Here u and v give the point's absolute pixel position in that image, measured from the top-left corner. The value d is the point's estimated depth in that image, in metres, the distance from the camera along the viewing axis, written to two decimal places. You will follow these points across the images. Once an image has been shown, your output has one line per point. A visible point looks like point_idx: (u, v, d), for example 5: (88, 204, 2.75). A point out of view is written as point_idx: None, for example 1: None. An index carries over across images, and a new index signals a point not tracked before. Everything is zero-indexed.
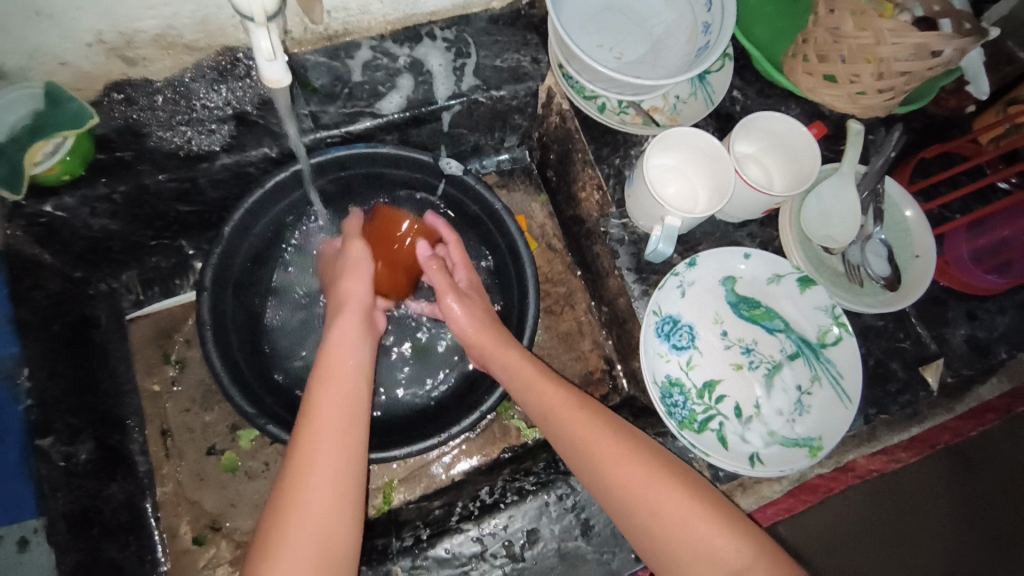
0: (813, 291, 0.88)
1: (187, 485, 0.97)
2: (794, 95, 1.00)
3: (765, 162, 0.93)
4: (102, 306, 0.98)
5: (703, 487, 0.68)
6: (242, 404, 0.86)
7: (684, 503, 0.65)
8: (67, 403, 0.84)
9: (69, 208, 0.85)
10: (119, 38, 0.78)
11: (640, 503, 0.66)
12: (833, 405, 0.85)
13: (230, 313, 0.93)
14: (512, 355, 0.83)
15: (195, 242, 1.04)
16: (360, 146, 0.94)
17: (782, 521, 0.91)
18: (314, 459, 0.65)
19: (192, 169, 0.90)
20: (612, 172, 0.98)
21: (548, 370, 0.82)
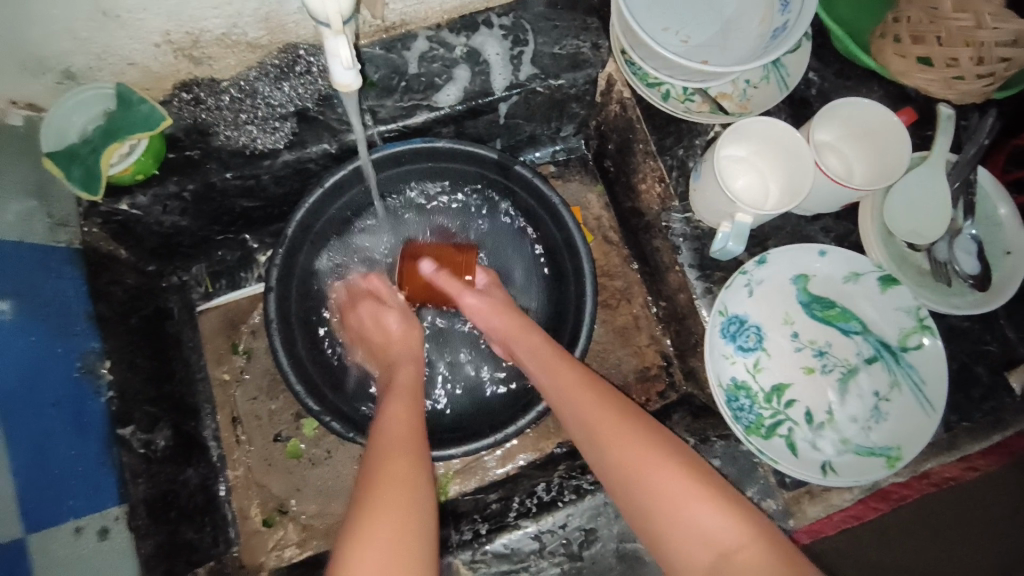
0: (896, 291, 0.83)
1: (257, 470, 1.01)
2: (877, 76, 0.92)
3: (845, 152, 0.87)
4: (174, 298, 1.02)
5: (755, 525, 0.62)
6: (308, 402, 0.89)
7: (720, 542, 0.61)
8: (145, 393, 0.88)
9: (142, 206, 0.88)
10: (186, 37, 0.80)
11: (667, 526, 0.64)
12: (913, 412, 0.80)
13: (294, 308, 0.95)
14: (535, 338, 0.84)
15: (258, 236, 1.07)
16: (418, 141, 0.94)
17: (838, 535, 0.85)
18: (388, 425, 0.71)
19: (257, 166, 0.90)
20: (676, 163, 0.94)
21: (573, 360, 0.80)
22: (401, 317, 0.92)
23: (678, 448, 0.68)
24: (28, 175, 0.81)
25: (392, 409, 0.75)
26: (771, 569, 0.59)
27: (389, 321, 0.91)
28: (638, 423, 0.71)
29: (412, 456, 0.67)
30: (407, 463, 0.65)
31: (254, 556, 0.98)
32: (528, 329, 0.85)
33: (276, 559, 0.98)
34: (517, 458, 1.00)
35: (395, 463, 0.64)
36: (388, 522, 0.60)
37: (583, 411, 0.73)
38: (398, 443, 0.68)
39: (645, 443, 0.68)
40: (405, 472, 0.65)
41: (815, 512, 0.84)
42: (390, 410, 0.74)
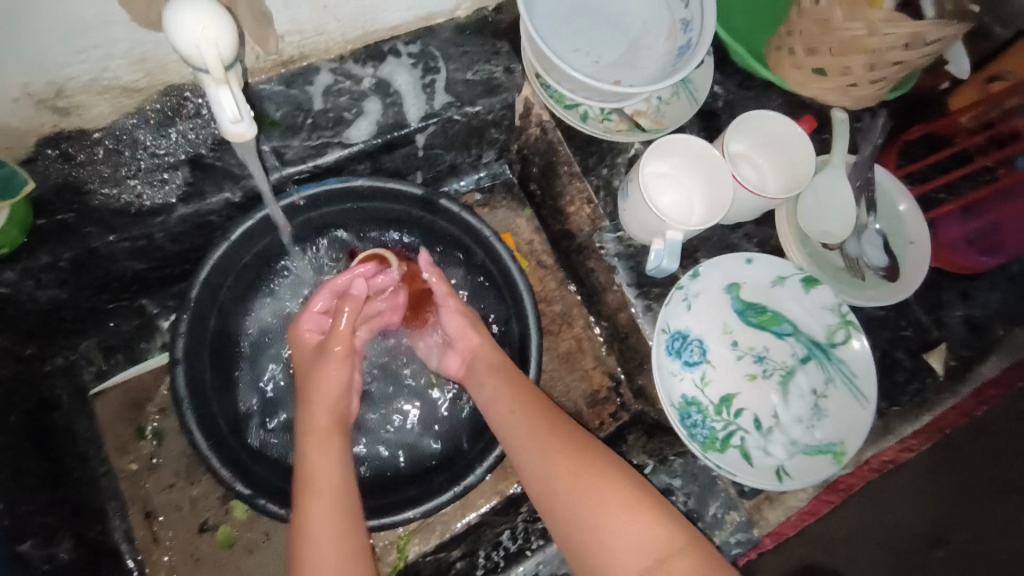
0: (818, 291, 0.86)
1: (183, 568, 0.89)
2: (775, 86, 0.97)
3: (760, 162, 0.89)
4: (61, 383, 0.88)
5: (684, 530, 0.64)
6: (236, 485, 0.79)
7: (651, 553, 0.62)
8: (36, 499, 0.74)
9: (9, 283, 0.76)
10: (48, 88, 0.69)
11: (608, 553, 0.63)
12: (849, 406, 0.83)
13: (209, 379, 0.85)
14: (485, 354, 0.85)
15: (157, 299, 0.95)
16: (333, 181, 0.88)
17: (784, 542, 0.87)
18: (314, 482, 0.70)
19: (147, 224, 0.81)
20: (602, 183, 0.94)
21: (515, 403, 0.76)
22: (343, 367, 0.80)
23: (613, 464, 0.68)
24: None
25: (314, 507, 0.68)
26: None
27: (330, 382, 0.79)
28: (577, 447, 0.70)
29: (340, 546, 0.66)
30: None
31: None
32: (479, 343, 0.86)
33: None
34: (477, 507, 0.95)
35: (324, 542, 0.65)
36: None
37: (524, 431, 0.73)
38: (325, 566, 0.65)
39: (584, 466, 0.68)
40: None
41: (776, 517, 0.85)
42: (311, 510, 0.68)
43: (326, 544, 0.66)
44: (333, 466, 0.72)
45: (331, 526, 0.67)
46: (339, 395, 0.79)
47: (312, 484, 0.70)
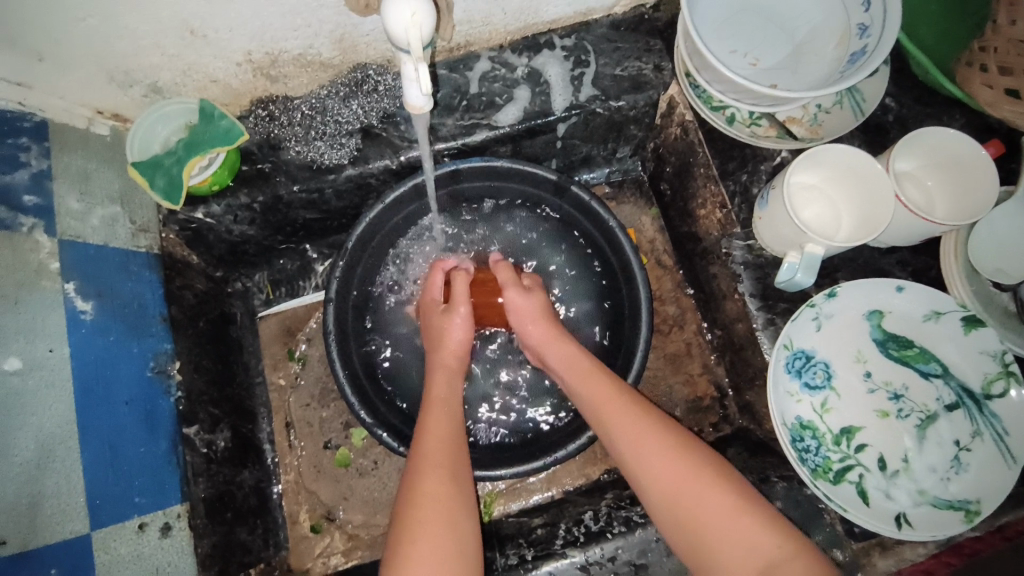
0: (980, 334, 0.76)
1: (307, 475, 1.03)
2: (961, 103, 0.87)
3: (926, 184, 0.81)
4: (237, 304, 1.06)
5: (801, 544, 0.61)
6: (361, 413, 0.90)
7: (766, 553, 0.61)
8: (209, 394, 0.91)
9: (215, 215, 0.93)
10: (265, 57, 0.85)
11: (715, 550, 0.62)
12: (995, 466, 0.74)
13: (351, 321, 0.97)
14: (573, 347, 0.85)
15: (317, 246, 1.10)
16: (477, 160, 0.96)
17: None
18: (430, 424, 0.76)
19: (321, 180, 0.93)
20: (738, 189, 0.90)
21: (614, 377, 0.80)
22: (465, 323, 0.89)
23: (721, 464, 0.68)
24: (113, 183, 0.86)
25: (427, 441, 0.74)
26: None
27: (453, 331, 0.89)
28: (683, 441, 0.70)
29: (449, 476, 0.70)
30: (443, 478, 0.69)
31: (301, 562, 0.99)
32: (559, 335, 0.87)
33: (321, 566, 0.99)
34: (563, 483, 0.99)
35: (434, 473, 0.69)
36: (425, 539, 0.64)
37: (622, 422, 0.74)
38: (434, 457, 0.71)
39: (682, 461, 0.68)
40: (441, 488, 0.68)
41: (887, 567, 0.76)
42: (424, 442, 0.74)
43: (436, 442, 0.74)
44: (449, 394, 0.81)
45: (442, 433, 0.75)
46: (460, 347, 0.88)
47: (432, 402, 0.80)
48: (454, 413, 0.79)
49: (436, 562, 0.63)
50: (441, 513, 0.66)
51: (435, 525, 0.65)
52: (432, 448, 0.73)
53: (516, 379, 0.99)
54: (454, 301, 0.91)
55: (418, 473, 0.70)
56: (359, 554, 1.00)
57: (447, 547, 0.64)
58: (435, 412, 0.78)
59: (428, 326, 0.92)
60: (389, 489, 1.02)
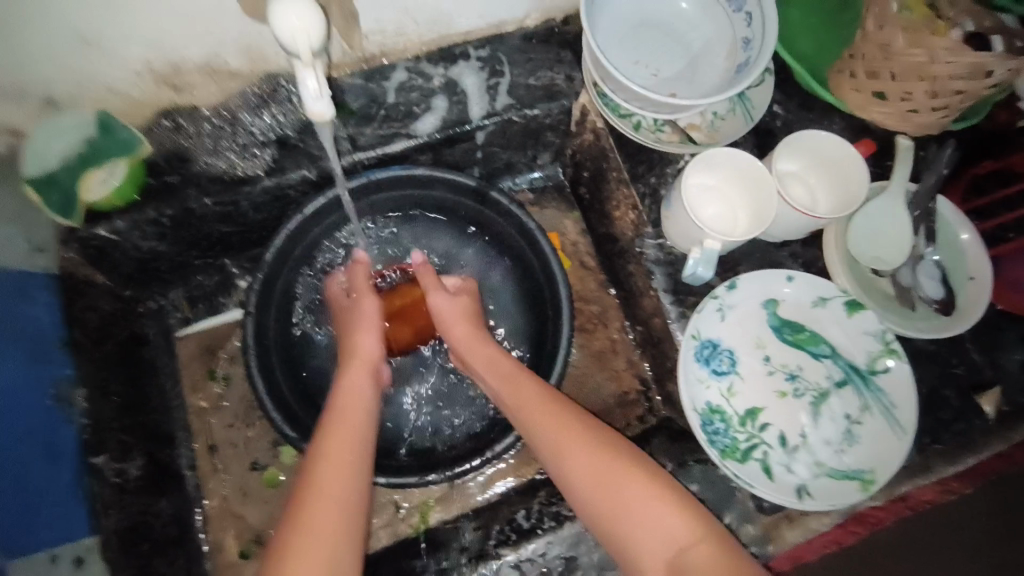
0: (862, 315, 0.85)
1: (233, 499, 0.99)
2: (839, 109, 0.97)
3: (811, 182, 0.89)
4: (150, 325, 1.01)
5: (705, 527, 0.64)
6: (286, 429, 0.88)
7: (675, 542, 0.64)
8: (120, 421, 0.85)
9: (120, 231, 0.88)
10: (168, 67, 0.83)
11: (630, 540, 0.65)
12: (882, 434, 0.81)
13: (273, 336, 0.95)
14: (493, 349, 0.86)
15: (237, 261, 1.07)
16: (397, 168, 0.97)
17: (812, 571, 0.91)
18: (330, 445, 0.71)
19: (235, 192, 0.91)
20: (648, 191, 0.95)
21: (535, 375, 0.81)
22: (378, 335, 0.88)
23: (640, 461, 0.70)
24: (6, 201, 0.81)
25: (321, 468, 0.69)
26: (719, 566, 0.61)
27: (367, 342, 0.87)
28: (602, 439, 0.72)
29: (341, 507, 0.66)
30: (337, 514, 0.65)
31: None
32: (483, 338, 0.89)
33: None
34: (498, 484, 1.00)
35: (325, 507, 0.65)
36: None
37: (538, 418, 0.75)
38: (330, 487, 0.67)
39: (598, 455, 0.70)
40: (330, 521, 0.64)
41: (794, 537, 0.82)
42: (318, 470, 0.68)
43: (334, 472, 0.68)
44: (358, 412, 0.77)
45: (344, 459, 0.70)
46: (376, 360, 0.86)
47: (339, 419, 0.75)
48: (362, 434, 0.75)
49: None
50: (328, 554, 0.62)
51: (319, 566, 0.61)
52: (327, 473, 0.68)
53: (444, 381, 1.00)
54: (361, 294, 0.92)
55: (311, 498, 0.66)
56: None
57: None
58: (338, 434, 0.73)
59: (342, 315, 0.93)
60: None
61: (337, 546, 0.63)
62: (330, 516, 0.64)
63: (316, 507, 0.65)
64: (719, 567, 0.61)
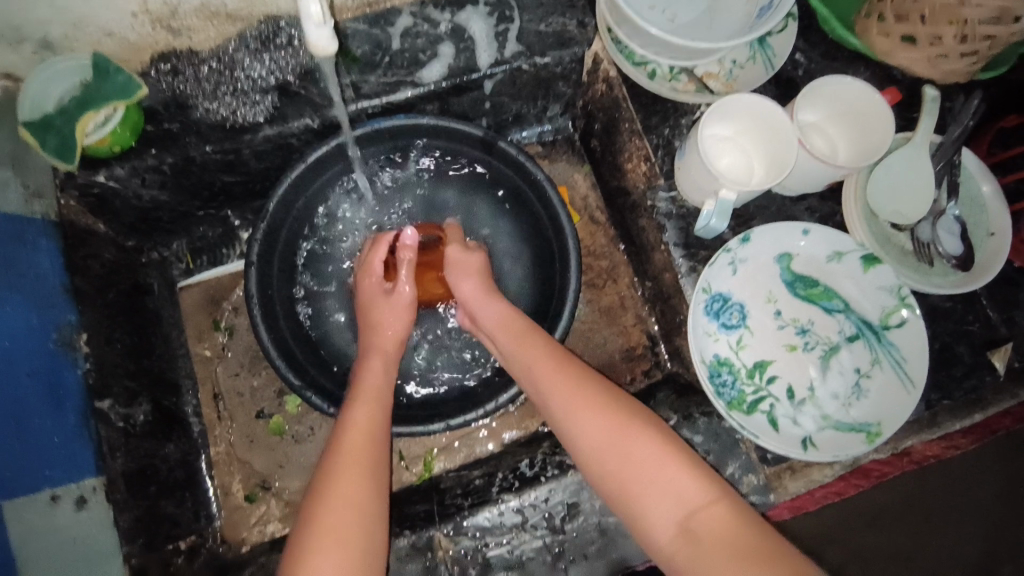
0: (877, 270, 0.83)
1: (239, 446, 1.00)
2: (864, 58, 0.92)
3: (830, 135, 0.86)
4: (153, 275, 1.01)
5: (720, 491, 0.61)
6: (288, 375, 0.88)
7: (686, 503, 0.61)
8: (125, 367, 0.86)
9: (120, 178, 0.86)
10: (163, 8, 0.80)
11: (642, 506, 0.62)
12: (892, 388, 0.80)
13: (276, 281, 0.94)
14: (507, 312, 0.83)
15: (240, 212, 1.05)
16: (401, 117, 0.94)
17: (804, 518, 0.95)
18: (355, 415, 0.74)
19: (237, 140, 0.89)
20: (661, 143, 0.92)
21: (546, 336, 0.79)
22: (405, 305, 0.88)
23: (652, 424, 0.67)
24: (4, 144, 0.79)
25: (347, 437, 0.72)
26: (734, 531, 0.58)
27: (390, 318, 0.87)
28: (616, 406, 0.68)
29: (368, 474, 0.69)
30: (360, 484, 0.68)
31: (236, 532, 0.97)
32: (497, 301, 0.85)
33: (258, 534, 0.97)
34: (502, 436, 1.01)
35: (353, 473, 0.68)
36: (330, 553, 0.62)
37: (551, 384, 0.73)
38: (354, 459, 0.69)
39: (611, 417, 0.67)
40: (358, 487, 0.67)
41: (797, 488, 0.82)
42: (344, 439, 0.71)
43: (359, 441, 0.71)
44: (380, 387, 0.79)
45: (367, 433, 0.72)
46: (399, 334, 0.87)
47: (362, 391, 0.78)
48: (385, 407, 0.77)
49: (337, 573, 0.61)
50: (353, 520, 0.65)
51: (352, 529, 0.64)
52: (353, 442, 0.71)
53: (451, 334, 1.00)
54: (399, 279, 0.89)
55: (340, 466, 0.69)
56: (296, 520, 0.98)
57: (352, 560, 0.63)
58: (361, 408, 0.75)
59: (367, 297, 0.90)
60: None
61: (365, 510, 0.66)
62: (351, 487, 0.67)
63: (344, 474, 0.68)
64: (735, 531, 0.58)
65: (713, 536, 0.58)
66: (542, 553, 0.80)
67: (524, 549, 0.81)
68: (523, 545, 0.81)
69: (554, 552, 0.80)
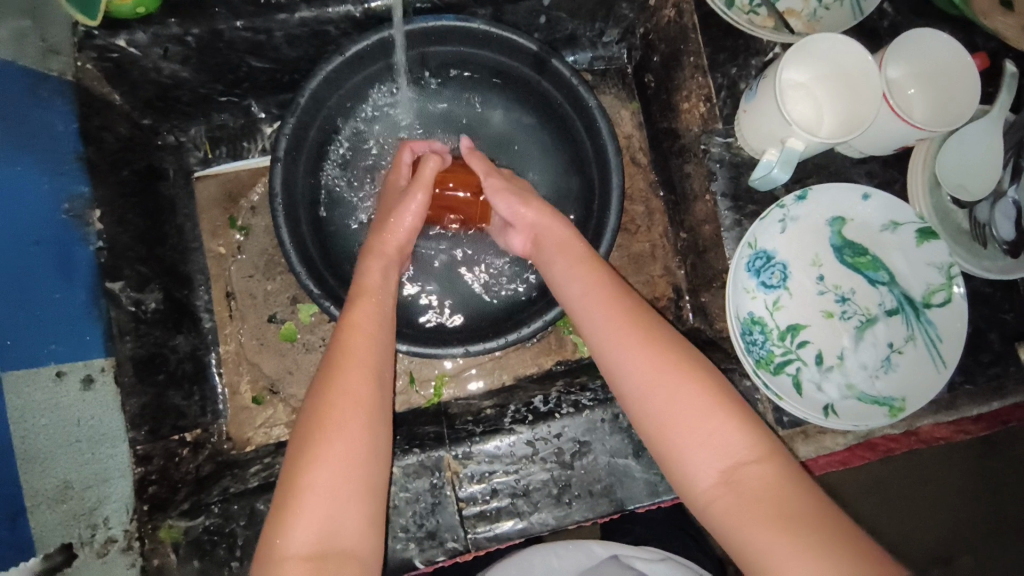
0: (931, 245, 0.80)
1: (249, 348, 0.98)
2: (955, 16, 0.86)
3: (909, 92, 0.80)
4: (169, 160, 0.95)
5: (767, 446, 0.59)
6: (308, 282, 0.84)
7: (732, 455, 0.58)
8: (136, 252, 0.83)
9: (140, 45, 0.78)
10: None
11: (677, 448, 0.60)
12: (923, 366, 0.79)
13: (300, 184, 0.89)
14: (566, 237, 0.80)
15: (263, 104, 0.98)
16: (449, 17, 0.86)
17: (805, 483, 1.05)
18: (364, 317, 0.70)
19: (269, 19, 0.81)
20: (726, 83, 0.86)
21: (603, 268, 0.76)
22: (421, 209, 0.81)
23: (701, 373, 0.63)
24: None
25: (354, 338, 0.68)
26: (773, 487, 0.56)
27: (404, 217, 0.81)
28: (662, 345, 0.66)
29: (372, 377, 0.65)
30: (365, 378, 0.65)
31: (240, 432, 0.96)
32: (558, 224, 0.81)
33: (263, 435, 0.97)
34: (516, 372, 0.99)
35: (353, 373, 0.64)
36: (337, 442, 0.60)
37: (597, 314, 0.71)
38: (357, 357, 0.66)
39: (653, 355, 0.65)
40: (362, 387, 0.64)
41: (807, 452, 0.83)
42: (349, 339, 0.68)
43: (364, 343, 0.68)
44: (387, 285, 0.75)
45: (370, 330, 0.70)
46: (400, 240, 0.80)
47: (364, 293, 0.73)
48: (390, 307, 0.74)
49: (344, 464, 0.59)
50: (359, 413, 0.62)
51: (354, 429, 0.61)
52: (359, 342, 0.68)
53: (477, 261, 0.97)
54: (418, 182, 0.82)
55: (343, 367, 0.65)
56: None
57: (358, 451, 0.61)
58: (367, 304, 0.72)
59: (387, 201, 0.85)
60: None
61: (370, 414, 0.63)
62: (358, 379, 0.64)
63: (347, 373, 0.65)
64: (775, 487, 0.56)
65: (752, 488, 0.56)
66: (548, 485, 0.81)
67: (531, 480, 0.81)
68: (530, 476, 0.81)
69: (560, 486, 0.80)
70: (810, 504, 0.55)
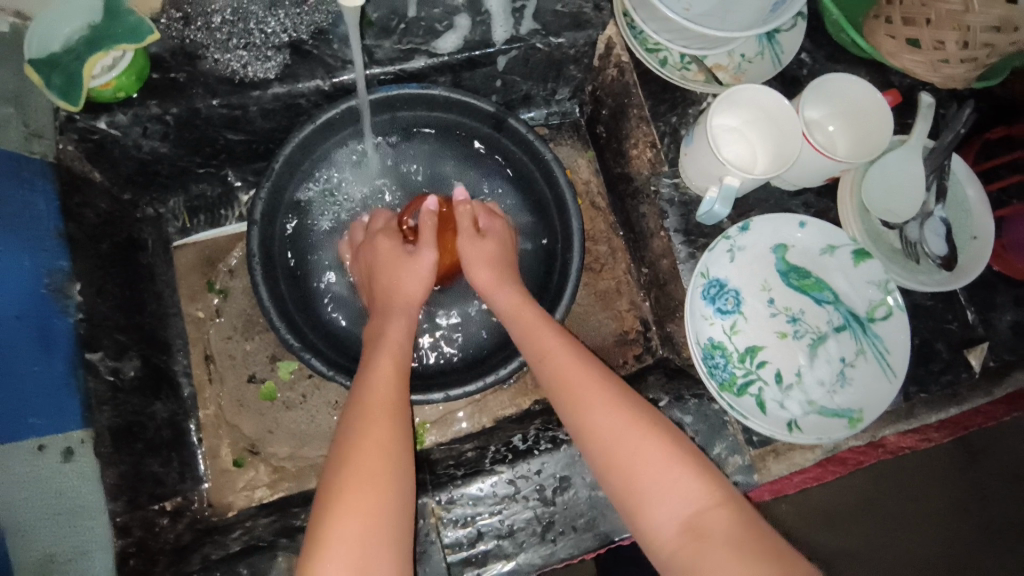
0: (868, 265, 0.86)
1: (228, 409, 0.99)
2: (866, 61, 0.96)
3: (829, 129, 0.89)
4: (148, 231, 0.99)
5: (726, 492, 0.62)
6: (287, 338, 0.87)
7: (693, 503, 0.61)
8: (114, 320, 0.85)
9: (121, 125, 0.84)
10: None
11: (642, 502, 0.63)
12: (875, 378, 0.84)
13: (277, 248, 0.94)
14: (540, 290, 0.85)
15: (240, 173, 1.04)
16: (412, 86, 0.94)
17: (780, 500, 1.09)
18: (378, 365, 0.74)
19: (244, 96, 0.87)
20: (668, 130, 0.94)
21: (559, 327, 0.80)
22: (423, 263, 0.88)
23: (659, 424, 0.67)
24: (8, 82, 0.77)
25: (374, 385, 0.72)
26: (737, 533, 0.59)
27: (409, 266, 0.87)
28: (623, 401, 0.69)
29: (394, 420, 0.68)
30: (388, 422, 0.68)
31: (223, 496, 0.96)
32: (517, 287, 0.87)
33: (245, 499, 0.96)
34: (495, 414, 1.02)
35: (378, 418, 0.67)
36: (363, 494, 0.61)
37: (553, 371, 0.74)
38: (381, 401, 0.69)
39: (613, 412, 0.68)
40: (386, 431, 0.67)
41: (779, 470, 0.86)
42: (370, 386, 0.71)
43: (385, 387, 0.71)
44: (404, 338, 0.80)
45: (390, 375, 0.73)
46: (415, 295, 0.86)
47: (383, 345, 0.78)
48: (406, 358, 0.77)
49: (371, 515, 0.60)
50: (384, 462, 0.64)
51: (379, 474, 0.63)
52: (381, 387, 0.71)
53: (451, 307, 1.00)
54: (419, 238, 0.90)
55: (366, 413, 0.68)
56: (284, 486, 0.97)
57: (384, 502, 0.62)
58: (387, 358, 0.75)
59: (377, 262, 0.90)
60: (316, 421, 1.00)
61: (393, 456, 0.65)
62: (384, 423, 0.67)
63: (371, 420, 0.67)
64: (737, 531, 0.59)
65: (716, 537, 0.59)
66: (531, 523, 0.81)
67: (515, 519, 0.82)
68: (513, 515, 0.82)
69: (544, 523, 0.81)
70: (771, 544, 0.57)
